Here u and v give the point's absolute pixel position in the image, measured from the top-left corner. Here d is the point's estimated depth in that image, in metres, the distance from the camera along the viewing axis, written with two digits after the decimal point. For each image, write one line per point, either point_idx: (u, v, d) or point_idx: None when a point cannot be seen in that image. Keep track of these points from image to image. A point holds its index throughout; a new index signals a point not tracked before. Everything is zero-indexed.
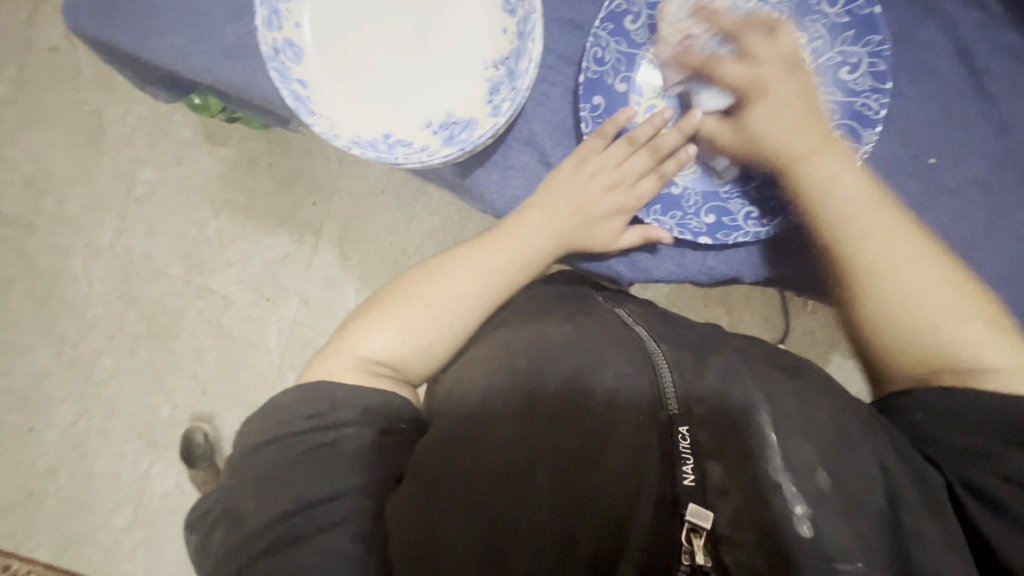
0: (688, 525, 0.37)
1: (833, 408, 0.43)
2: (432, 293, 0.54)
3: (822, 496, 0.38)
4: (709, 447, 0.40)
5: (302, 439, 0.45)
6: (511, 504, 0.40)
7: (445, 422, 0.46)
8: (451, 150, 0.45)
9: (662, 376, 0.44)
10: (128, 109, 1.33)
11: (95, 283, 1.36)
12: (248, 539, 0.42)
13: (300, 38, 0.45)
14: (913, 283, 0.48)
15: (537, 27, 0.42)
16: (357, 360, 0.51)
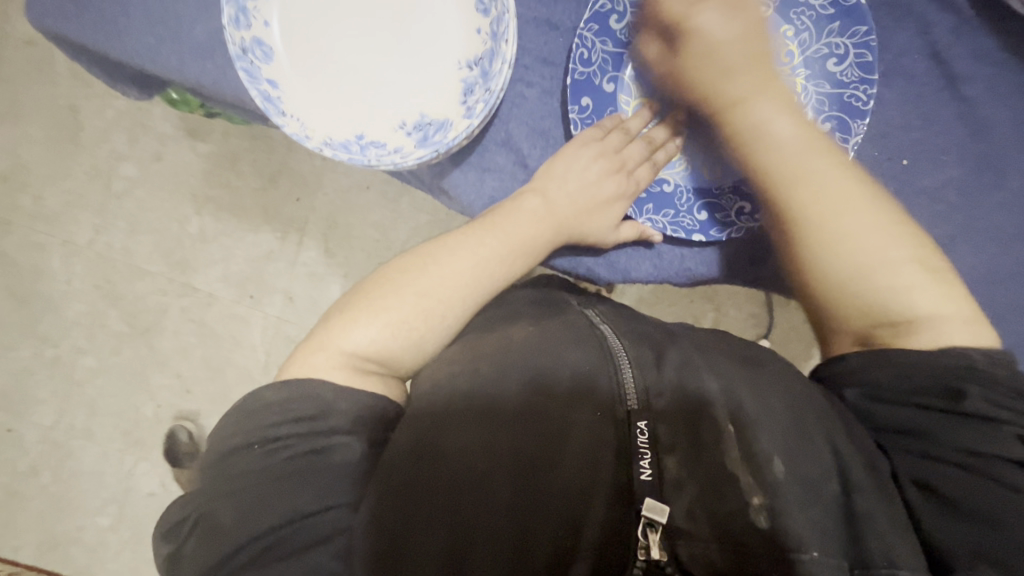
0: (645, 521, 0.36)
1: (795, 401, 0.42)
2: (427, 284, 0.50)
3: (777, 485, 0.38)
4: (666, 441, 0.40)
5: (290, 445, 0.42)
6: (470, 508, 0.39)
7: (405, 428, 0.43)
8: (424, 152, 0.44)
9: (622, 374, 0.43)
10: (107, 103, 1.30)
11: (75, 282, 1.33)
12: (227, 551, 0.39)
13: (269, 37, 0.44)
14: (847, 229, 0.46)
15: (511, 27, 0.42)
16: (344, 356, 0.48)
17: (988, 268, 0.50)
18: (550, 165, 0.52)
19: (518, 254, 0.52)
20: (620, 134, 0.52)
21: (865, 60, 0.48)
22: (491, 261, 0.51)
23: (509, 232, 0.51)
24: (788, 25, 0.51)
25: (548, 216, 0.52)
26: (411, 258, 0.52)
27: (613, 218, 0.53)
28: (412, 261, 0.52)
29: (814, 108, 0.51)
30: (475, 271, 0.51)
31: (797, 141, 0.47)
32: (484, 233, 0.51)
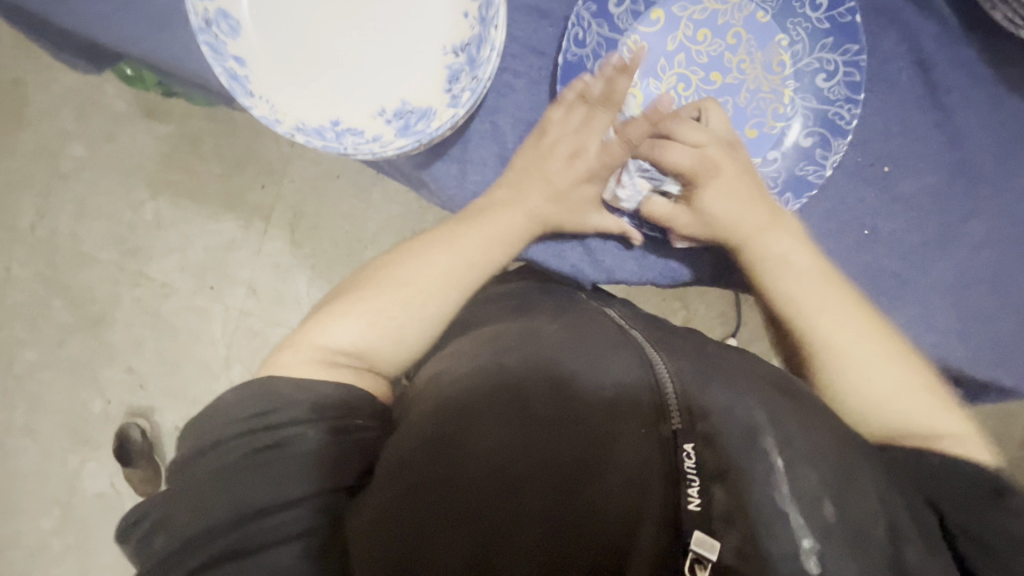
0: (692, 557, 0.34)
1: (838, 436, 0.41)
2: (405, 273, 0.49)
3: (828, 530, 0.36)
4: (713, 469, 0.37)
5: (244, 440, 0.40)
6: (497, 519, 0.37)
7: (422, 421, 0.42)
8: (405, 142, 0.42)
9: (663, 384, 0.41)
10: (52, 77, 1.20)
11: (15, 268, 1.25)
12: (184, 548, 0.37)
13: (236, 10, 0.40)
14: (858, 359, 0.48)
15: (501, 13, 0.40)
16: (318, 350, 0.46)
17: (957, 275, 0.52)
18: (522, 154, 0.50)
19: (492, 240, 0.50)
20: (581, 106, 0.49)
21: (851, 80, 0.48)
22: (468, 250, 0.49)
23: (483, 224, 0.49)
24: (784, 34, 0.50)
25: (520, 205, 0.50)
26: (406, 254, 0.51)
27: (588, 202, 0.51)
28: (393, 257, 0.51)
29: (801, 121, 0.51)
30: (453, 259, 0.50)
31: (812, 274, 0.49)
32: (459, 226, 0.50)
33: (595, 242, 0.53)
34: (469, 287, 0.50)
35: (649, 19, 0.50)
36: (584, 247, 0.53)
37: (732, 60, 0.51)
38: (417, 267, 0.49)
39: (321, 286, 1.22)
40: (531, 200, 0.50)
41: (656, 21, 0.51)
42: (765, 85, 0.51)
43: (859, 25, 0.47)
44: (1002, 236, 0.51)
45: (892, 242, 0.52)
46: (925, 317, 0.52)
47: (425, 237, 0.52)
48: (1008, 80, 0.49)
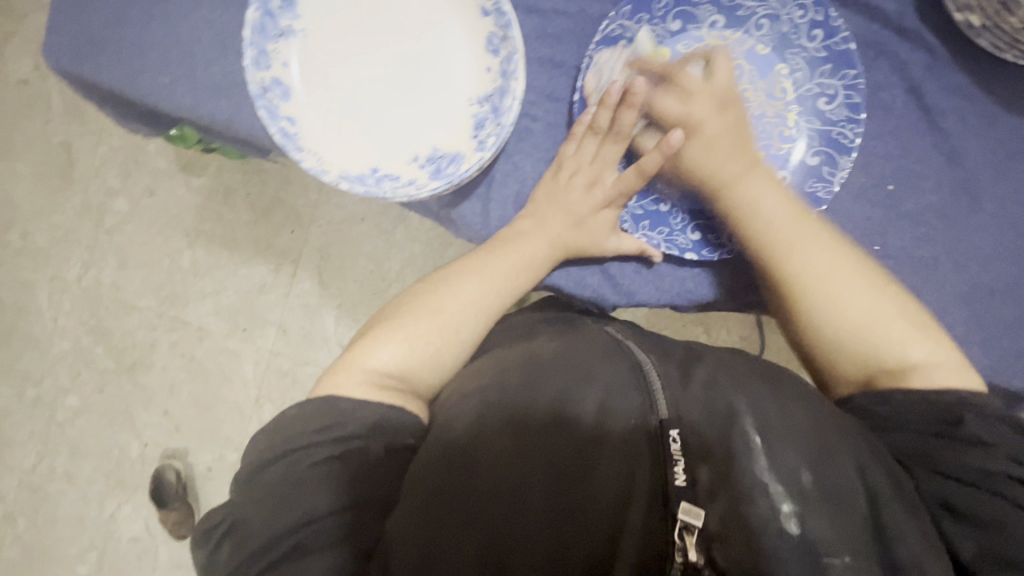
0: (680, 524, 0.38)
1: (813, 412, 0.43)
2: (439, 302, 0.52)
3: (804, 494, 0.39)
4: (698, 451, 0.41)
5: (314, 453, 0.44)
6: (502, 519, 0.41)
7: (435, 440, 0.45)
8: (438, 184, 0.46)
9: (652, 388, 0.44)
10: (100, 140, 1.30)
11: (61, 318, 1.33)
12: (257, 551, 0.41)
13: (288, 78, 0.45)
14: (843, 289, 0.48)
15: (521, 67, 0.44)
16: (367, 374, 0.49)
17: (970, 286, 0.54)
18: (539, 189, 0.53)
19: (528, 266, 0.53)
20: (592, 137, 0.52)
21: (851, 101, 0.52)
22: (496, 277, 0.53)
23: (510, 251, 0.53)
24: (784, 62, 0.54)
25: (543, 233, 0.53)
26: (440, 283, 0.54)
27: (605, 226, 0.54)
28: (426, 285, 0.55)
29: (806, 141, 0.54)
30: (488, 286, 0.53)
31: (792, 216, 0.50)
32: (488, 255, 0.53)
33: (614, 266, 0.56)
34: (497, 312, 0.53)
35: (657, 56, 0.55)
36: (604, 272, 0.56)
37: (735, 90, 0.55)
38: (452, 296, 0.52)
39: (348, 325, 1.26)
40: (553, 228, 0.53)
41: (664, 58, 0.55)
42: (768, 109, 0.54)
43: (853, 52, 0.51)
44: (1006, 248, 0.53)
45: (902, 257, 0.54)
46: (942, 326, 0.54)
47: (457, 265, 0.55)
48: (1001, 102, 0.52)
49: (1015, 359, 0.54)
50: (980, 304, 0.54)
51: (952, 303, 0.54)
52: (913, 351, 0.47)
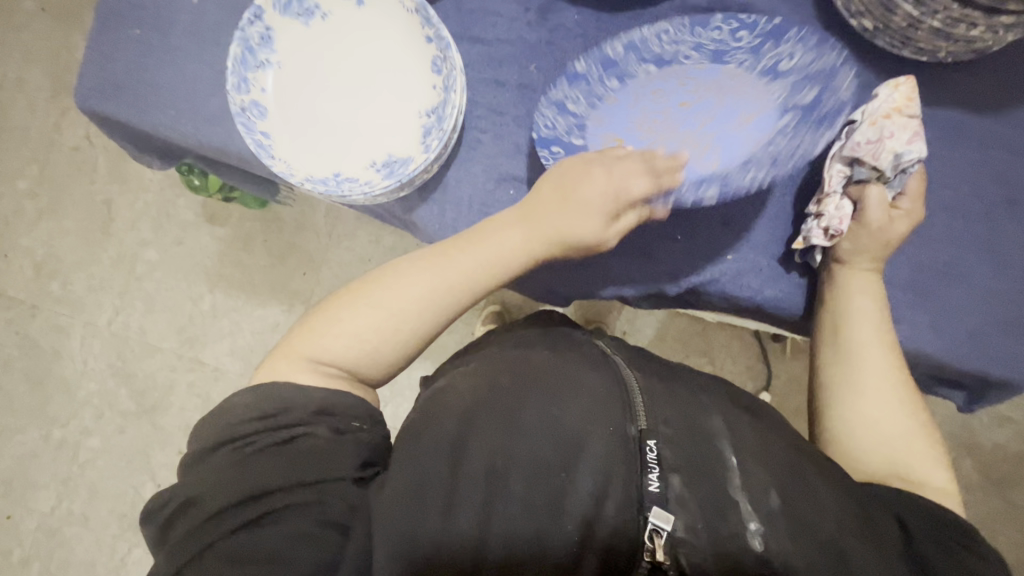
0: (652, 527, 0.43)
1: (788, 444, 0.50)
2: (380, 295, 0.54)
3: (771, 514, 0.44)
4: (671, 462, 0.46)
5: (255, 441, 0.46)
6: (489, 505, 0.45)
7: (433, 426, 0.49)
8: (389, 182, 0.52)
9: (633, 397, 0.49)
10: (138, 197, 1.44)
11: (91, 361, 1.43)
12: (214, 521, 0.43)
13: (265, 100, 0.53)
14: (887, 405, 0.55)
15: (459, 81, 0.52)
16: (309, 362, 0.52)
17: (910, 271, 0.58)
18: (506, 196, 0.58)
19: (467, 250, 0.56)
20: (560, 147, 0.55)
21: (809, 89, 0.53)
22: (448, 272, 0.54)
23: (464, 249, 0.55)
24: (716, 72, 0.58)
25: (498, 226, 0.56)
26: (386, 277, 0.55)
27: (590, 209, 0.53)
28: (369, 278, 0.56)
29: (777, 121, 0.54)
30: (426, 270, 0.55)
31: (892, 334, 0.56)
32: (440, 254, 0.55)
33: (561, 258, 0.60)
34: (445, 309, 0.55)
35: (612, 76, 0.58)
36: (551, 264, 0.61)
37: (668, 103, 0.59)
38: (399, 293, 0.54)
39: None
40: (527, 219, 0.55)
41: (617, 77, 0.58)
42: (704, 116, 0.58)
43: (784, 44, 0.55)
44: (924, 231, 0.58)
45: None
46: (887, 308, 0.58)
47: (403, 260, 0.56)
48: None
49: (966, 340, 0.57)
50: (922, 285, 0.58)
51: (889, 283, 0.58)
52: (920, 443, 0.54)
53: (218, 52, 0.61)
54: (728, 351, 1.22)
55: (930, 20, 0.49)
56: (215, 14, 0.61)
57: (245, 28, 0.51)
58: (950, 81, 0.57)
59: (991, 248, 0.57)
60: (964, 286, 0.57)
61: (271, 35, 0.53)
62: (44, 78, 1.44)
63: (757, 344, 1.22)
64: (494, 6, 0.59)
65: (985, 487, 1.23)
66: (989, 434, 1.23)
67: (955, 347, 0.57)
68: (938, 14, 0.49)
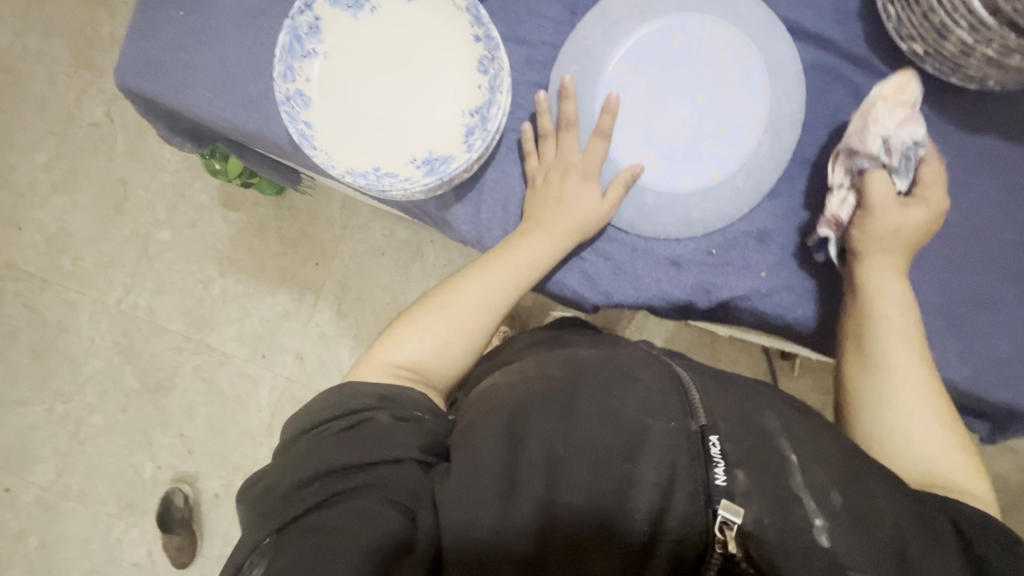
0: (721, 519, 0.42)
1: (844, 442, 0.49)
2: (447, 300, 0.58)
3: (835, 513, 0.43)
4: (735, 456, 0.45)
5: (328, 425, 0.48)
6: (549, 491, 0.44)
7: (491, 416, 0.49)
8: (430, 180, 0.52)
9: (691, 394, 0.49)
10: (153, 177, 1.43)
11: (97, 338, 1.43)
12: (289, 499, 0.43)
13: (309, 90, 0.53)
14: (912, 409, 0.52)
15: (506, 82, 0.51)
16: (385, 365, 0.54)
17: (944, 297, 0.57)
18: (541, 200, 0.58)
19: (517, 251, 0.57)
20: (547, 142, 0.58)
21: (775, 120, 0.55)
22: (500, 275, 0.57)
23: (518, 252, 0.56)
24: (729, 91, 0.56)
25: (542, 232, 0.57)
26: (451, 286, 0.59)
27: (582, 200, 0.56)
28: (439, 291, 0.59)
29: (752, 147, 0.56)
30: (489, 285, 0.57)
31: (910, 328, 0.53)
32: (492, 258, 0.58)
33: (593, 266, 0.60)
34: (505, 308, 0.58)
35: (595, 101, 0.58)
36: (583, 272, 0.60)
37: (678, 121, 0.57)
38: (462, 296, 0.57)
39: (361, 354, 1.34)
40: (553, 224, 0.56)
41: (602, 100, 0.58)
42: (716, 137, 0.57)
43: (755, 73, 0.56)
44: (958, 257, 0.57)
45: None
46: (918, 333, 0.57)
47: (469, 268, 0.59)
48: (955, 121, 0.57)
49: (995, 370, 0.57)
50: (954, 313, 0.57)
51: (924, 309, 0.57)
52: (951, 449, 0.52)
53: (259, 38, 0.60)
54: (737, 365, 1.21)
55: (983, 48, 0.49)
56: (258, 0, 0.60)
57: (295, 16, 0.51)
58: (994, 111, 0.56)
59: None
60: (997, 316, 0.57)
61: (319, 26, 0.53)
62: (66, 52, 1.43)
63: (766, 360, 1.22)
64: (541, 9, 0.58)
65: None
66: (993, 464, 1.22)
67: (984, 376, 0.57)
68: (993, 43, 0.48)
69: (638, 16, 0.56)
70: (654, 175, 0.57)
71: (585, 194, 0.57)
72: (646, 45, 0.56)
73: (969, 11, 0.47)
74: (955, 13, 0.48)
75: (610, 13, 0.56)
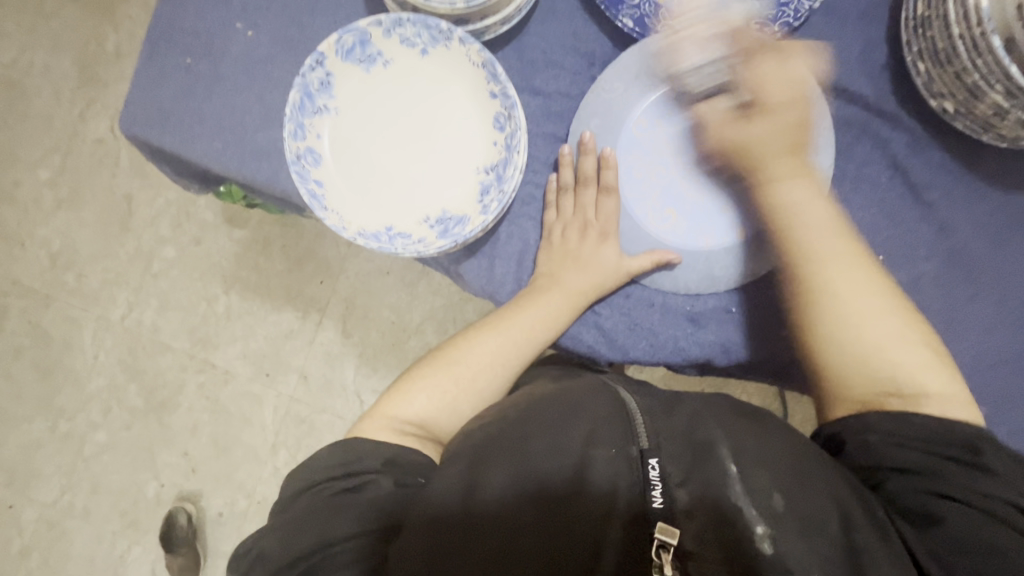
0: (658, 544, 0.42)
1: (793, 448, 0.46)
2: (458, 355, 0.57)
3: (777, 516, 0.42)
4: (675, 476, 0.44)
5: (327, 486, 0.49)
6: (501, 530, 0.44)
7: (442, 463, 0.48)
8: (444, 242, 0.51)
9: (635, 421, 0.47)
10: (158, 194, 1.42)
11: (101, 355, 1.42)
12: (279, 570, 0.45)
13: (320, 147, 0.52)
14: (876, 331, 0.50)
15: (523, 141, 0.50)
16: (391, 420, 0.54)
17: (972, 358, 0.56)
18: (561, 255, 0.57)
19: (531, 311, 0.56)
20: (565, 193, 0.57)
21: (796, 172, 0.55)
22: (513, 331, 0.56)
23: (528, 308, 0.56)
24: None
25: (558, 287, 0.56)
26: (463, 340, 0.58)
27: (606, 259, 0.57)
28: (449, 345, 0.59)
29: None
30: (495, 342, 0.57)
31: (828, 227, 0.52)
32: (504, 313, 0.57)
33: (608, 322, 0.58)
34: (518, 364, 0.57)
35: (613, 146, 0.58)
36: (597, 327, 0.59)
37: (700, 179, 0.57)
38: (473, 351, 0.57)
39: (366, 373, 1.33)
40: (571, 283, 0.56)
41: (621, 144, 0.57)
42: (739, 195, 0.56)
43: None
44: (989, 317, 0.56)
45: None
46: None
47: (479, 323, 0.59)
48: (984, 178, 0.55)
49: None
50: (981, 375, 0.56)
51: None
52: (915, 347, 0.50)
53: (269, 87, 0.59)
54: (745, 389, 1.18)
55: (1019, 112, 0.47)
56: (268, 48, 0.59)
57: (306, 73, 0.50)
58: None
59: None
60: None
61: (331, 81, 0.51)
62: (71, 68, 1.42)
63: None
64: (558, 58, 0.57)
65: None
66: None
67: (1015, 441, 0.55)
68: None
69: (661, 71, 0.55)
70: (675, 232, 0.57)
71: (604, 253, 0.57)
72: (668, 102, 0.56)
73: (1006, 78, 0.45)
74: (989, 77, 0.46)
75: (632, 66, 0.55)
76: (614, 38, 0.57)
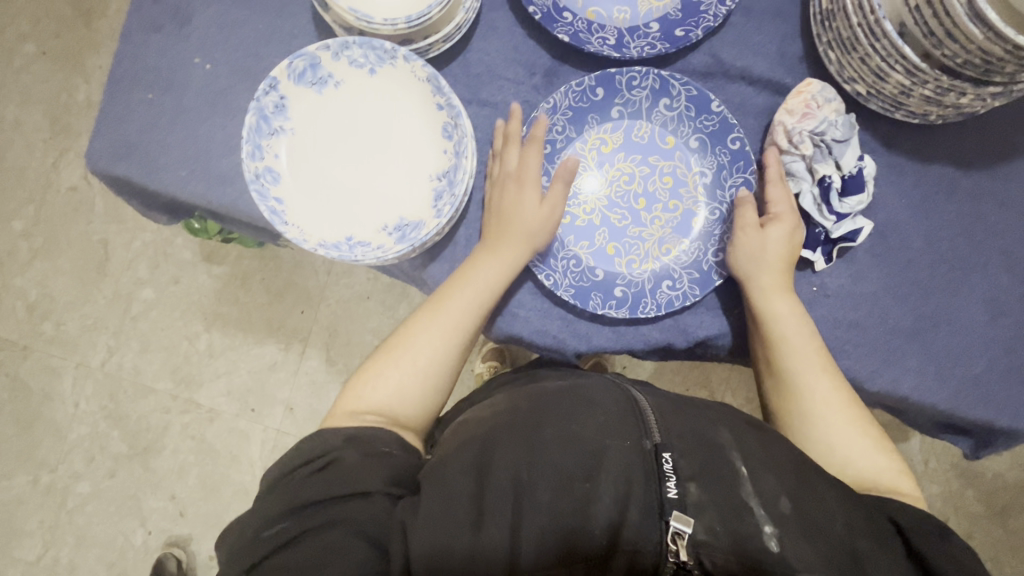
0: (673, 530, 0.43)
1: (797, 455, 0.49)
2: (414, 342, 0.58)
3: (783, 518, 0.44)
4: (686, 470, 0.46)
5: (297, 471, 0.48)
6: (516, 513, 0.45)
7: (458, 454, 0.49)
8: (403, 247, 0.53)
9: (646, 415, 0.50)
10: (134, 237, 1.42)
11: (82, 403, 1.40)
12: (258, 540, 0.44)
13: (279, 165, 0.55)
14: (839, 437, 0.56)
15: (470, 147, 0.53)
16: (354, 414, 0.55)
17: (915, 320, 0.59)
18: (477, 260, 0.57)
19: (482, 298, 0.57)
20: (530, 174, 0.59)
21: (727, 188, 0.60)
22: (458, 315, 0.57)
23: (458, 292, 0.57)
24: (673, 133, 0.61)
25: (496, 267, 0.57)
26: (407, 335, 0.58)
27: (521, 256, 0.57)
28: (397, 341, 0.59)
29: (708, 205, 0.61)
30: (437, 341, 0.57)
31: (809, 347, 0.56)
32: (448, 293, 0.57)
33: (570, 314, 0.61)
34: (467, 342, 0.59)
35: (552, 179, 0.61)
36: (563, 317, 0.61)
37: (624, 174, 0.61)
38: (421, 347, 0.57)
39: None
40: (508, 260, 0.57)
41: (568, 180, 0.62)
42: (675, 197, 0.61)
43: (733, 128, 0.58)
44: (926, 283, 0.59)
45: (841, 294, 0.59)
46: (894, 359, 0.58)
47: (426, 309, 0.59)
48: (905, 152, 0.59)
49: (971, 389, 0.58)
50: (926, 337, 0.58)
51: (898, 335, 0.59)
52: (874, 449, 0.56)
53: (230, 115, 0.62)
54: (726, 384, 1.20)
55: (921, 89, 0.51)
56: (227, 78, 0.62)
57: (261, 97, 0.53)
58: (939, 139, 0.59)
59: (989, 299, 0.59)
60: (966, 336, 0.58)
61: (285, 104, 0.55)
62: (43, 120, 1.44)
63: None
64: (501, 70, 0.61)
65: (985, 517, 1.21)
66: (986, 463, 1.21)
67: (963, 397, 0.58)
68: (929, 83, 0.50)
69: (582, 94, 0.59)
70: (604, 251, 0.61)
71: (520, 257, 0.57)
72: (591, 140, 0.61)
73: (902, 57, 0.50)
74: (890, 59, 0.51)
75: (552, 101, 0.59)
76: (553, 49, 0.61)
